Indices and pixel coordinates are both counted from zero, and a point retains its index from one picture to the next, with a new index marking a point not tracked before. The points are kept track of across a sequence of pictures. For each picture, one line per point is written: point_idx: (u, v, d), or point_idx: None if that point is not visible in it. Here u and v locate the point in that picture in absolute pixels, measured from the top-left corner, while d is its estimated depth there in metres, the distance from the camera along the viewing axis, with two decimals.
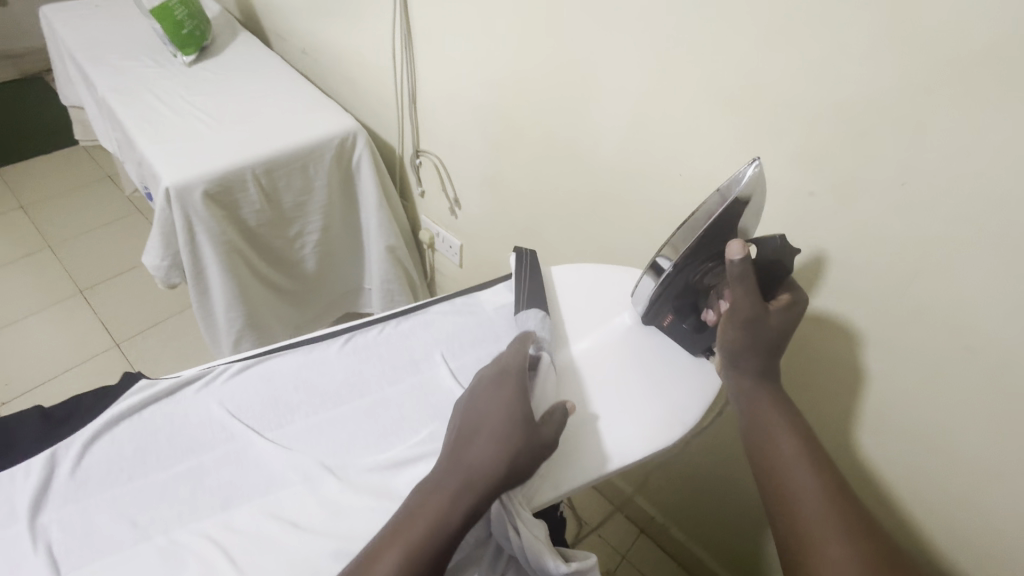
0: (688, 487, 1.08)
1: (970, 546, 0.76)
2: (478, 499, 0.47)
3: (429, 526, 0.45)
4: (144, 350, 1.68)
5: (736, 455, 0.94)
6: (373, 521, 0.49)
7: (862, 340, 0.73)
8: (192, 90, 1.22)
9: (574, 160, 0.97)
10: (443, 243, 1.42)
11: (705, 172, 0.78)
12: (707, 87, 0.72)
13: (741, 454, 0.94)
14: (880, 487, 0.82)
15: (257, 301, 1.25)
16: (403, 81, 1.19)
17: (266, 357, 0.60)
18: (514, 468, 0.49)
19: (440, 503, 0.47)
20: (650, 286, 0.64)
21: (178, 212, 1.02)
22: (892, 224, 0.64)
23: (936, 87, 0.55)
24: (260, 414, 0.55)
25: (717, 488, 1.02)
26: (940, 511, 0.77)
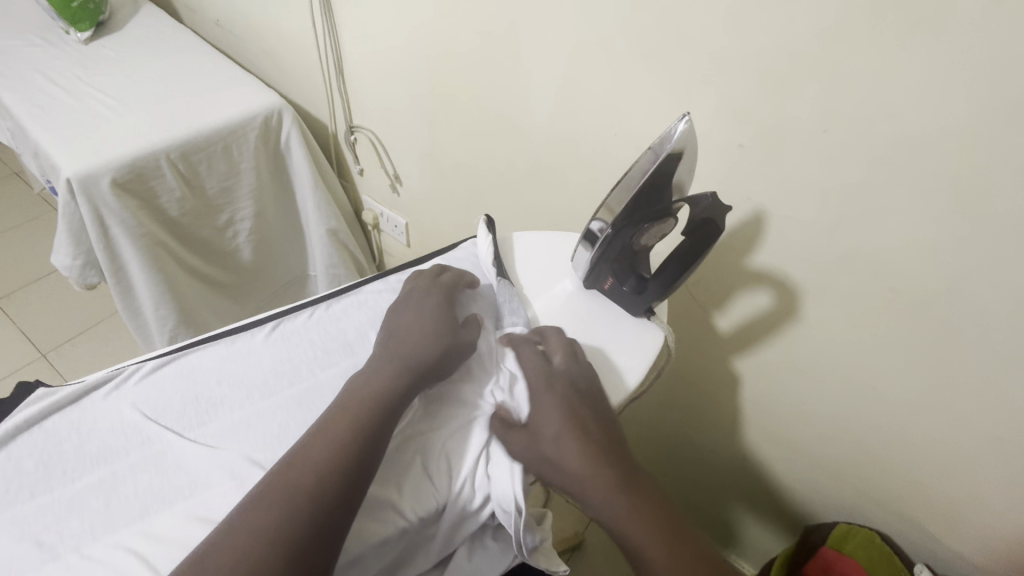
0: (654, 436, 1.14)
1: (904, 474, 0.80)
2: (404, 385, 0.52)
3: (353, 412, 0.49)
4: (74, 359, 1.57)
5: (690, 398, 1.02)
6: None
7: (797, 288, 0.75)
8: (90, 70, 1.10)
9: (511, 126, 0.94)
10: (388, 223, 1.37)
11: (639, 131, 0.77)
12: (634, 42, 0.70)
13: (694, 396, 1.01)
14: (820, 429, 0.86)
15: (188, 296, 1.17)
16: (327, 51, 1.12)
17: (183, 353, 0.55)
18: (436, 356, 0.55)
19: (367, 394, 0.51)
20: (587, 253, 0.62)
21: (84, 205, 0.93)
22: (818, 172, 0.65)
23: (850, 31, 0.55)
24: (179, 413, 0.51)
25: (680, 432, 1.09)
26: (873, 445, 0.81)
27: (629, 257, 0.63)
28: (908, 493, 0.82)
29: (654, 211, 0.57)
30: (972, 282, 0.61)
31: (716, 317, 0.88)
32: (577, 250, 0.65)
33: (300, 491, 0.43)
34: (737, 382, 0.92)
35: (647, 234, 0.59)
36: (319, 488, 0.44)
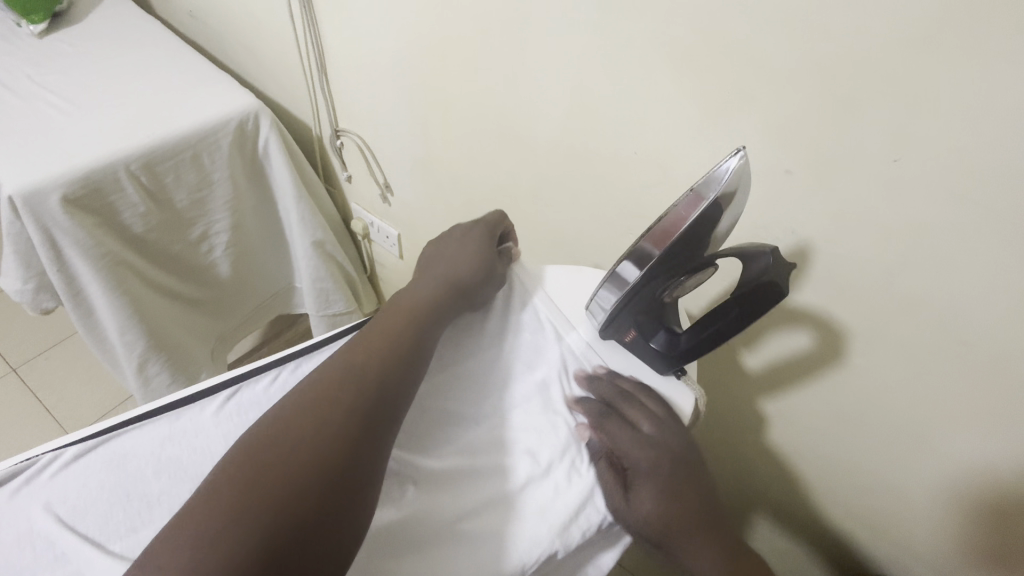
0: None
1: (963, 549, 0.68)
2: (417, 364, 0.50)
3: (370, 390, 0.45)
4: (46, 375, 1.47)
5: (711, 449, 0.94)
6: None
7: (842, 333, 0.65)
8: (44, 68, 0.99)
9: (514, 136, 0.83)
10: (379, 233, 1.26)
11: (664, 148, 0.66)
12: (661, 47, 0.60)
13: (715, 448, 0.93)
14: (850, 482, 0.75)
15: (158, 318, 1.06)
16: (308, 47, 1.00)
17: (114, 434, 0.45)
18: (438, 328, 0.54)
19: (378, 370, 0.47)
20: (606, 305, 0.52)
21: (32, 226, 0.83)
22: (880, 207, 0.54)
23: (935, 41, 0.45)
24: (104, 518, 0.41)
25: None
26: (912, 503, 0.70)
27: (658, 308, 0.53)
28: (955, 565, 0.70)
29: (693, 262, 0.47)
30: None
31: (744, 355, 0.77)
32: (592, 298, 0.55)
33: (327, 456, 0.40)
34: (764, 425, 0.82)
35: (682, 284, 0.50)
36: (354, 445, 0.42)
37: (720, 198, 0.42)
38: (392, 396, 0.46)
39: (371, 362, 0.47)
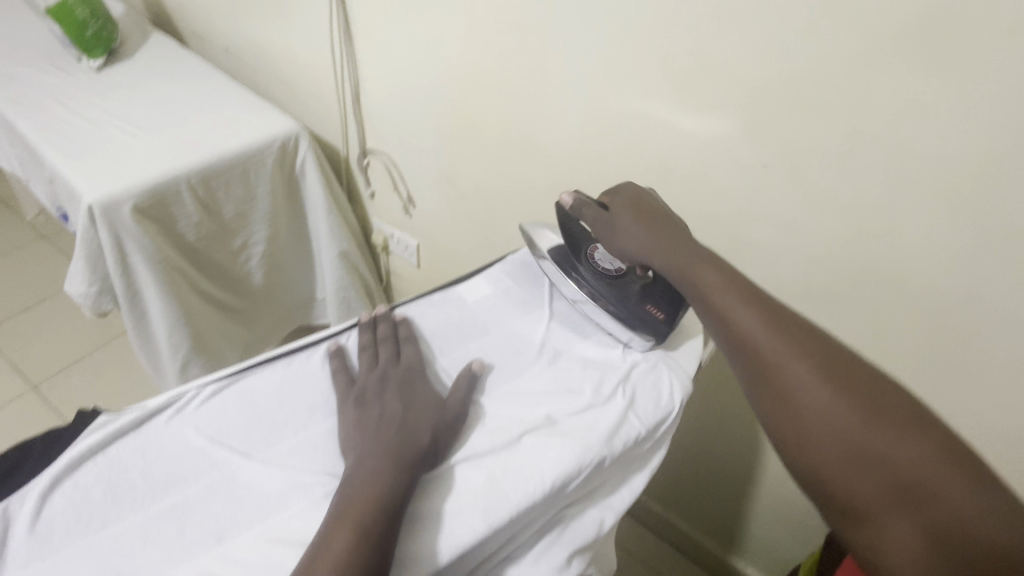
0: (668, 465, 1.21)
1: None
2: (410, 389, 0.55)
3: (383, 426, 0.51)
4: (66, 392, 1.50)
5: (706, 427, 1.09)
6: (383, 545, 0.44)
7: (815, 302, 0.78)
8: (104, 97, 1.10)
9: (533, 148, 0.96)
10: (399, 244, 1.38)
11: (665, 152, 0.81)
12: (662, 71, 0.75)
13: (709, 425, 1.08)
14: None
15: (201, 322, 1.15)
16: (345, 77, 1.14)
17: (241, 376, 0.56)
18: (415, 361, 0.58)
19: (380, 410, 0.53)
20: (572, 283, 0.65)
21: (105, 232, 0.93)
22: (839, 191, 0.69)
23: (871, 61, 0.60)
24: (244, 435, 0.51)
25: (692, 459, 1.16)
26: None
27: (612, 272, 0.65)
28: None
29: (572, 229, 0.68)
30: (990, 290, 0.64)
31: None
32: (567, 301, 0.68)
33: (369, 486, 0.46)
34: None
35: (604, 260, 0.66)
36: (383, 465, 0.48)
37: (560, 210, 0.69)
38: (397, 423, 0.51)
39: (370, 405, 0.53)
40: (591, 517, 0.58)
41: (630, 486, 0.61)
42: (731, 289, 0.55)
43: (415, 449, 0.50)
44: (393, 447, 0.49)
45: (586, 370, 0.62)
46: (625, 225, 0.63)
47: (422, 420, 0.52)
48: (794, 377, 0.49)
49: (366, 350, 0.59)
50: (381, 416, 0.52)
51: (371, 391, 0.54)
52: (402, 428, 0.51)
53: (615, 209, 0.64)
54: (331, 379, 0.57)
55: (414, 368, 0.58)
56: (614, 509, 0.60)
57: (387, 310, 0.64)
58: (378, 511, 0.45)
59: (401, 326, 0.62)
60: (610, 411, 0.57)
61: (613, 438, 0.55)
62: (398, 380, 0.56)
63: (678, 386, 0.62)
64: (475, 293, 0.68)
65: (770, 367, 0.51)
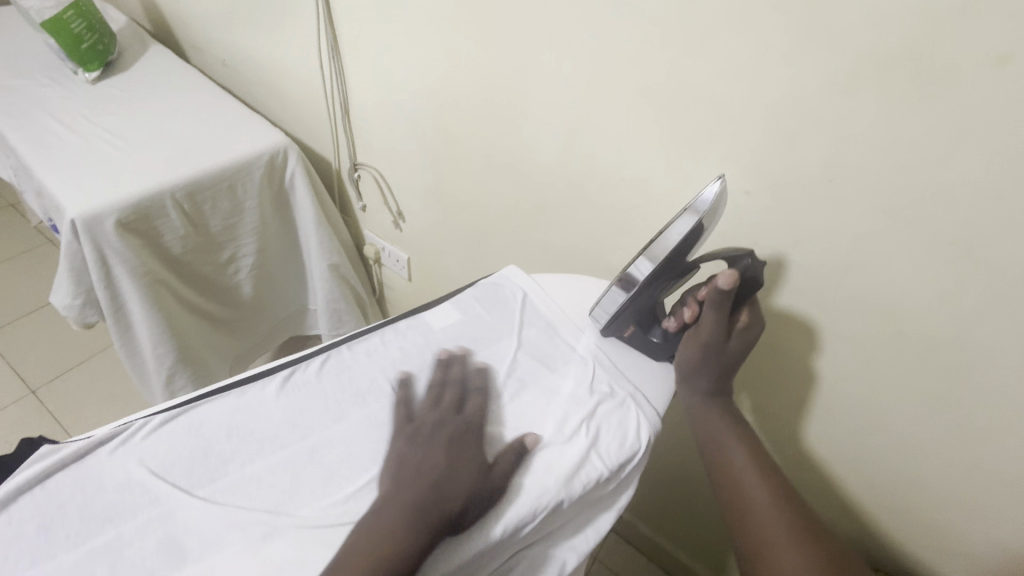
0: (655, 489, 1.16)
1: (935, 518, 0.76)
2: (464, 444, 0.53)
3: (417, 482, 0.49)
4: (62, 397, 1.52)
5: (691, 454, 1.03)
6: None
7: (801, 332, 0.75)
8: (97, 110, 1.11)
9: (518, 167, 0.94)
10: (390, 257, 1.37)
11: (647, 175, 0.78)
12: (640, 93, 0.73)
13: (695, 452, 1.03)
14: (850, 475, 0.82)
15: (187, 334, 1.15)
16: (334, 91, 1.14)
17: (192, 406, 0.54)
18: (477, 413, 0.56)
19: (416, 463, 0.50)
20: (641, 278, 0.61)
21: (88, 246, 0.93)
22: (823, 221, 0.66)
23: (851, 88, 0.57)
24: (188, 469, 0.50)
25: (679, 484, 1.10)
26: (915, 486, 0.75)
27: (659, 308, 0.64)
28: (938, 552, 0.78)
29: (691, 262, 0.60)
30: (981, 328, 0.61)
31: None
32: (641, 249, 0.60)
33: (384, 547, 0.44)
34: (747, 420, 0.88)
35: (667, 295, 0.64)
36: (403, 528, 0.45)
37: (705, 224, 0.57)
38: (432, 480, 0.49)
39: (416, 454, 0.51)
40: (551, 560, 0.56)
41: (595, 527, 0.59)
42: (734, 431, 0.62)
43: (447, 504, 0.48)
44: (424, 511, 0.47)
45: (552, 405, 0.59)
46: (723, 344, 0.61)
47: (456, 477, 0.50)
48: (778, 535, 0.54)
49: (432, 389, 0.58)
50: (418, 470, 0.50)
51: (423, 431, 0.53)
52: (437, 487, 0.49)
53: (733, 334, 0.62)
54: (390, 409, 0.57)
55: (473, 419, 0.55)
56: (576, 552, 0.57)
57: (466, 351, 0.63)
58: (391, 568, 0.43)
59: (477, 372, 0.60)
60: (574, 452, 0.55)
61: (574, 482, 0.53)
62: (449, 431, 0.53)
63: (646, 424, 0.59)
64: (445, 321, 0.66)
65: (743, 508, 0.57)
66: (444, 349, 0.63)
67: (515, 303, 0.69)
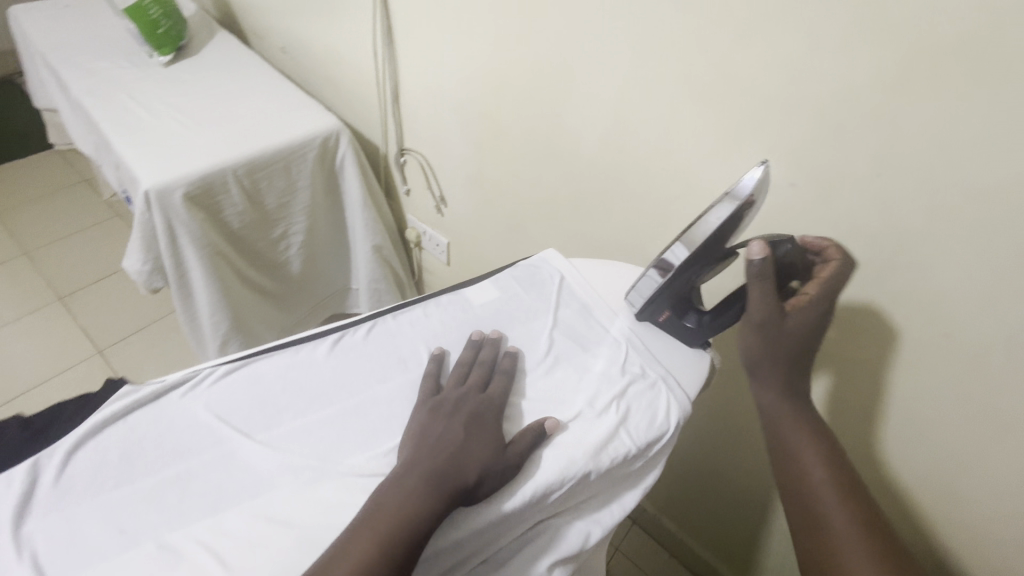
0: (684, 485, 1.17)
1: (977, 526, 0.73)
2: (484, 424, 0.54)
3: (436, 454, 0.51)
4: (125, 358, 1.64)
5: (721, 449, 1.04)
6: None
7: (840, 331, 0.73)
8: (168, 91, 1.19)
9: (559, 155, 0.96)
10: (430, 242, 1.41)
11: (689, 166, 0.79)
12: (687, 83, 0.73)
13: (725, 448, 1.03)
14: (885, 479, 0.80)
15: (242, 304, 1.23)
16: (385, 78, 1.18)
17: (252, 360, 0.59)
18: (499, 394, 0.57)
19: (439, 436, 0.52)
20: (675, 263, 0.60)
21: (158, 216, 1.01)
22: (870, 217, 0.65)
23: (907, 81, 0.56)
24: (247, 416, 0.55)
25: (708, 481, 1.11)
26: (957, 492, 0.73)
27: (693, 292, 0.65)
28: (971, 563, 0.77)
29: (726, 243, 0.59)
30: None
31: None
32: (678, 234, 0.60)
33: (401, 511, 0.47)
34: None
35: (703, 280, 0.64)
36: (420, 495, 0.48)
37: (744, 207, 0.56)
38: (451, 453, 0.51)
39: (439, 428, 0.53)
40: (577, 530, 0.58)
41: (621, 504, 0.61)
42: (806, 429, 0.61)
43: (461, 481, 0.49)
44: (439, 482, 0.49)
45: (584, 383, 0.61)
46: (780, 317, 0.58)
47: (476, 452, 0.51)
48: (845, 536, 0.56)
49: (461, 367, 0.60)
50: (439, 442, 0.52)
51: (445, 406, 0.55)
52: (454, 460, 0.50)
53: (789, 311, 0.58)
54: (420, 382, 0.59)
55: (495, 399, 0.57)
56: (601, 526, 0.59)
57: (498, 335, 0.65)
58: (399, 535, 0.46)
59: (504, 356, 0.62)
60: (603, 427, 0.57)
61: (601, 456, 0.55)
62: (469, 409, 0.55)
63: (676, 406, 0.61)
64: (485, 298, 0.69)
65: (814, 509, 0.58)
66: (478, 331, 0.64)
67: (552, 284, 0.72)
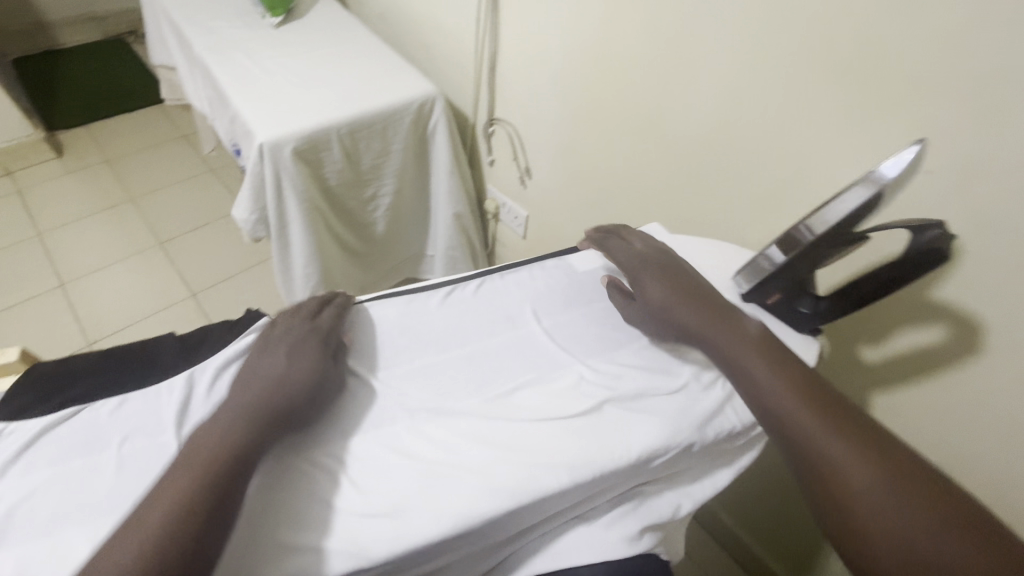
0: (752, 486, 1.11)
1: None
2: (312, 354, 0.54)
3: (244, 387, 0.50)
4: (216, 303, 1.76)
5: None
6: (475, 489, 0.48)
7: (962, 333, 0.69)
8: (279, 51, 1.26)
9: (659, 129, 0.94)
10: (509, 213, 1.43)
11: (808, 147, 0.76)
12: (818, 59, 0.70)
13: None
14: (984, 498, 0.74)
15: (331, 260, 1.29)
16: (484, 47, 1.19)
17: (370, 304, 0.63)
18: (331, 331, 0.58)
19: (279, 365, 0.52)
20: (797, 247, 0.59)
21: (269, 168, 1.07)
22: (1016, 212, 0.61)
23: None
24: (369, 354, 0.59)
25: (778, 481, 1.04)
26: None
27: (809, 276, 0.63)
28: None
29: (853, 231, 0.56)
30: None
31: (863, 348, 0.81)
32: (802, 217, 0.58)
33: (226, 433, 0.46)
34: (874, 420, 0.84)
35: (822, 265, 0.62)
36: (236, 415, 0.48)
37: (879, 194, 0.52)
38: (275, 380, 0.51)
39: (280, 357, 0.53)
40: (668, 500, 0.59)
41: (713, 482, 0.61)
42: (767, 364, 0.50)
43: (265, 402, 0.49)
44: (268, 405, 0.49)
45: (689, 357, 0.61)
46: None
47: (294, 377, 0.51)
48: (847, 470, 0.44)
49: (298, 310, 0.60)
50: (262, 373, 0.52)
51: (280, 341, 0.55)
52: (281, 386, 0.50)
53: None
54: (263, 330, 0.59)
55: (325, 335, 0.57)
56: (695, 499, 0.60)
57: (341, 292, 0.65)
58: (212, 455, 0.44)
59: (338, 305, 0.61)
60: (709, 402, 0.57)
61: (704, 429, 0.55)
62: (302, 340, 0.55)
63: None
64: (590, 267, 0.70)
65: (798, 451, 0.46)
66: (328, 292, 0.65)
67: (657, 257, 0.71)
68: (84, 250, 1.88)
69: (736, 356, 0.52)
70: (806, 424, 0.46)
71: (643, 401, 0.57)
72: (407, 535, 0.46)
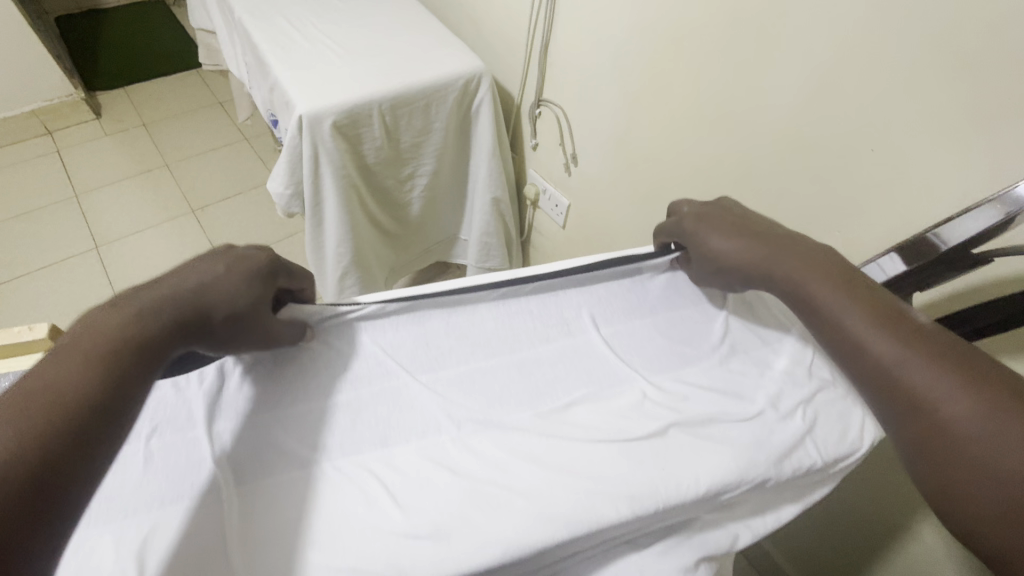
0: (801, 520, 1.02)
1: None
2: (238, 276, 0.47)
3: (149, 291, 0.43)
4: None
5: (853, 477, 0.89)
6: (526, 514, 0.44)
7: None
8: (322, 18, 1.20)
9: (729, 121, 0.86)
10: (549, 201, 1.36)
11: (905, 151, 0.68)
12: (930, 52, 0.61)
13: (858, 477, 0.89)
14: None
15: (364, 240, 1.25)
16: (537, 22, 1.11)
17: (413, 302, 0.56)
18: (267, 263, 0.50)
19: (194, 280, 0.45)
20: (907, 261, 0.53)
21: (307, 142, 1.03)
22: None
23: None
24: (412, 354, 0.54)
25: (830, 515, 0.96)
26: None
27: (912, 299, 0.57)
28: None
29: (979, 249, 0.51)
30: None
31: None
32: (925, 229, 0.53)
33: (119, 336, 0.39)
34: None
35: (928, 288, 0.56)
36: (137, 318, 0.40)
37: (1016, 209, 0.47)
38: (189, 296, 0.43)
39: (199, 271, 0.46)
40: (726, 531, 0.53)
41: (776, 514, 0.55)
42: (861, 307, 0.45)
43: (184, 311, 0.43)
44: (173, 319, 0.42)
45: (760, 381, 0.55)
46: None
47: (211, 302, 0.44)
48: (956, 415, 0.38)
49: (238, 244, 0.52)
50: (175, 282, 0.44)
51: (206, 259, 0.47)
52: (192, 305, 0.43)
53: None
54: None
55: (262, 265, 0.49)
56: (755, 532, 0.54)
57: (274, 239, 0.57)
58: (107, 349, 0.38)
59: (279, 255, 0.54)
60: (785, 433, 0.51)
61: (781, 462, 0.49)
62: (228, 261, 0.47)
63: (869, 424, 0.53)
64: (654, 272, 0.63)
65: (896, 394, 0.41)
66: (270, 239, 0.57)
67: None
68: (119, 213, 1.88)
69: (829, 301, 0.47)
70: (931, 387, 0.40)
71: (712, 429, 0.51)
72: (451, 560, 0.41)
